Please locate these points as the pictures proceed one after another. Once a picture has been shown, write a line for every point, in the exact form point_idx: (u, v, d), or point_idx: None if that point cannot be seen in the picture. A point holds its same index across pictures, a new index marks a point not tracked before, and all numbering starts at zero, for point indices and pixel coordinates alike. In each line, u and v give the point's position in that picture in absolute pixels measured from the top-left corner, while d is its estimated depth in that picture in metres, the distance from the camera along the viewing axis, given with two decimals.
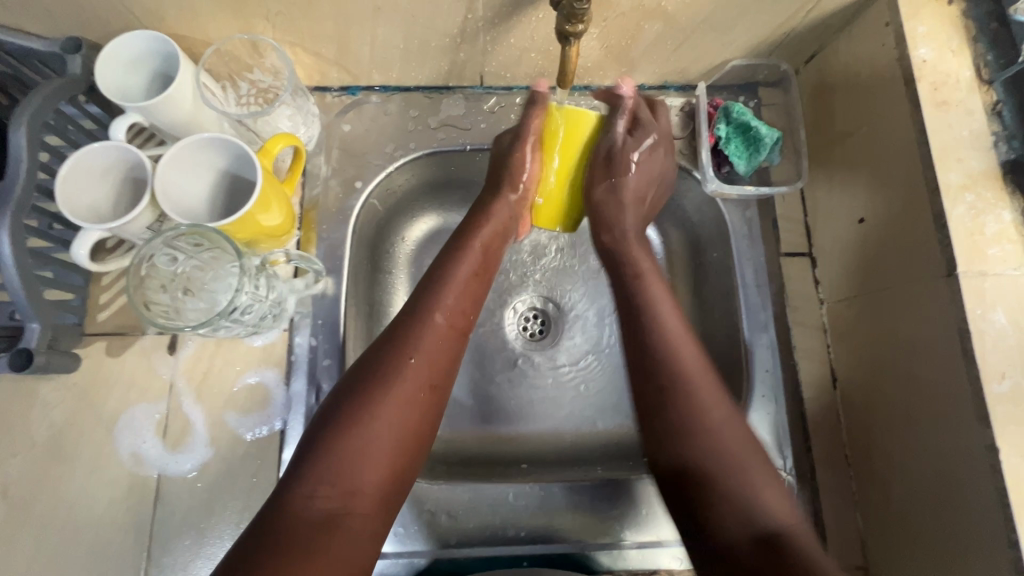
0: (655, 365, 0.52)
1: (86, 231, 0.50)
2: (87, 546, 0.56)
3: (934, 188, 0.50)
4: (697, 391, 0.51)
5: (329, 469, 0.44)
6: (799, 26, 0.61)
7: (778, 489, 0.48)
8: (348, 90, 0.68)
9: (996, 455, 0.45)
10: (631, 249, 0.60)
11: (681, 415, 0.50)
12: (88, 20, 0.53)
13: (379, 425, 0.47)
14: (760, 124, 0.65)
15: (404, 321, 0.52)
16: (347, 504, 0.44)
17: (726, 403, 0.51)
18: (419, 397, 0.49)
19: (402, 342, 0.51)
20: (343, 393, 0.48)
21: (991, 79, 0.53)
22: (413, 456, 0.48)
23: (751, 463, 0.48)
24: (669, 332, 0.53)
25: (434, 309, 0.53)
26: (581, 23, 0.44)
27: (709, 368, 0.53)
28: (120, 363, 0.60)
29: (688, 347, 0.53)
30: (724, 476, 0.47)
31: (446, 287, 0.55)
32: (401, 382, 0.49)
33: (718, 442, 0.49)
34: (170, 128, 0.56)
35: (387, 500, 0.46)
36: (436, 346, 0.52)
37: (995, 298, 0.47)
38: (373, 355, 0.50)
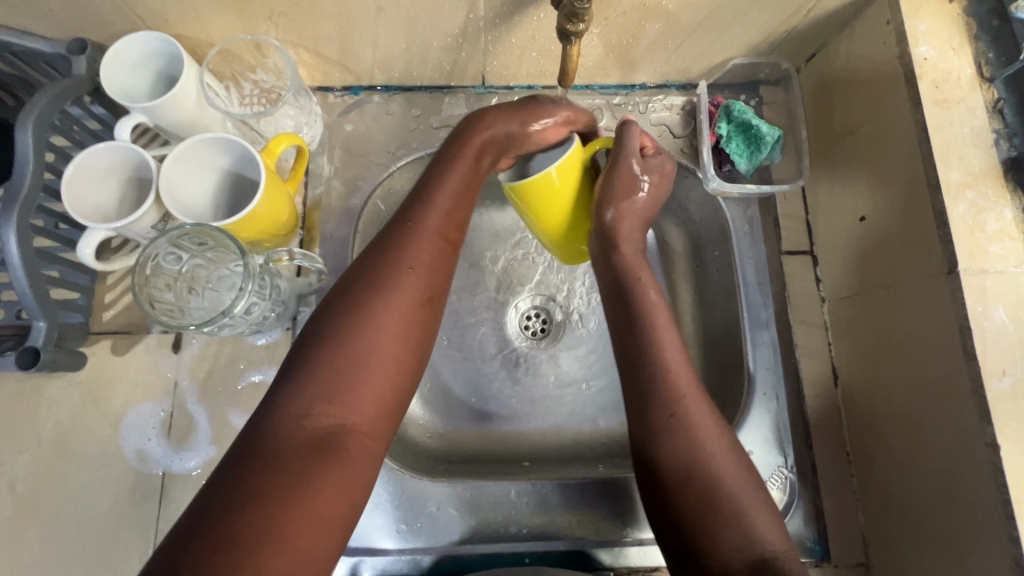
0: (652, 386, 0.51)
1: (92, 230, 0.51)
2: (92, 542, 0.56)
3: (935, 185, 0.50)
4: (693, 419, 0.50)
5: (324, 383, 0.41)
6: (800, 24, 0.61)
7: (771, 518, 0.47)
8: (350, 90, 0.69)
9: (998, 453, 0.45)
10: (632, 268, 0.56)
11: (677, 440, 0.49)
12: (93, 22, 0.54)
13: (373, 334, 0.44)
14: (760, 122, 0.65)
15: (395, 227, 0.50)
16: (344, 417, 0.41)
17: (721, 430, 0.50)
18: (415, 308, 0.47)
19: (390, 252, 0.48)
20: (330, 310, 0.45)
21: (992, 76, 0.53)
22: (410, 371, 0.46)
23: (743, 488, 0.47)
24: (667, 361, 0.52)
25: (427, 216, 0.50)
26: (582, 22, 0.45)
27: (703, 395, 0.52)
28: (126, 361, 0.60)
29: (686, 378, 0.52)
30: (719, 510, 0.46)
31: (439, 194, 0.51)
32: (392, 292, 0.46)
33: (713, 471, 0.48)
34: (175, 129, 0.57)
35: (385, 418, 0.44)
36: (431, 256, 0.49)
37: (995, 296, 0.47)
38: (364, 267, 0.47)
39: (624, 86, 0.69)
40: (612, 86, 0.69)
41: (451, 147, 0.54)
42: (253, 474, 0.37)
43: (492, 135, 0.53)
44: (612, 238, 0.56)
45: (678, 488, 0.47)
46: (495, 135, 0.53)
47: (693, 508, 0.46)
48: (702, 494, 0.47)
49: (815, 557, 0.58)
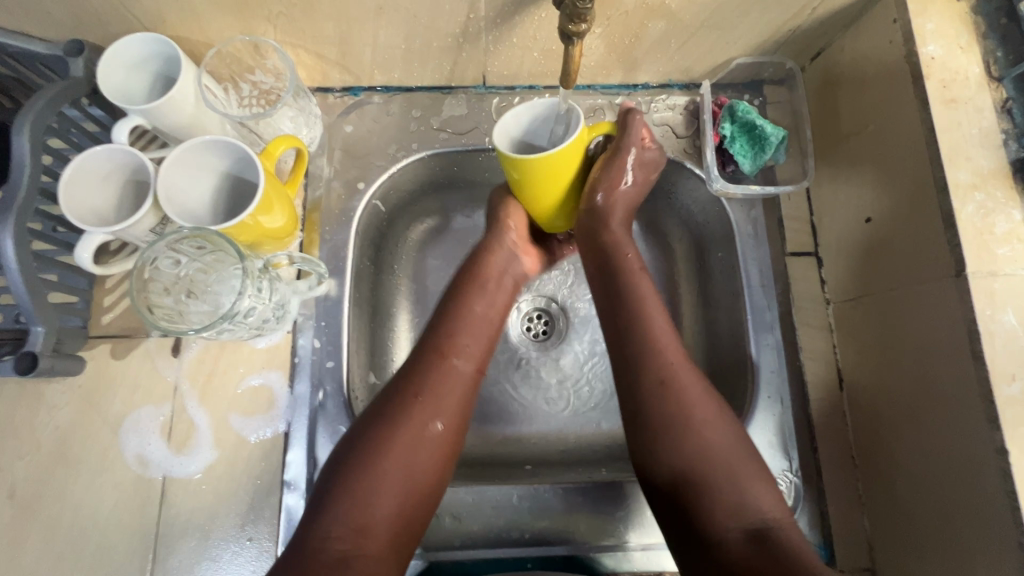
0: (640, 352, 0.53)
1: (90, 234, 0.50)
2: (93, 548, 0.56)
3: (942, 187, 0.49)
4: (682, 387, 0.52)
5: (343, 509, 0.46)
6: (805, 23, 0.60)
7: (765, 484, 0.49)
8: (349, 91, 0.68)
9: (1007, 459, 0.44)
10: (617, 239, 0.59)
11: (669, 406, 0.51)
12: (90, 23, 0.53)
13: (392, 462, 0.48)
14: (765, 123, 0.64)
15: (423, 363, 0.54)
16: (359, 544, 0.46)
17: (711, 397, 0.52)
18: (433, 437, 0.51)
19: (415, 382, 0.52)
20: (360, 434, 0.50)
21: (1001, 76, 0.52)
22: (427, 498, 0.50)
23: (732, 457, 0.49)
24: (654, 329, 0.54)
25: (447, 352, 0.55)
26: (584, 23, 0.44)
27: (688, 362, 0.54)
28: (125, 365, 0.60)
29: (671, 346, 0.54)
30: (711, 474, 0.49)
31: (460, 331, 0.57)
32: (414, 424, 0.50)
33: (705, 435, 0.50)
34: (173, 131, 0.56)
35: (399, 535, 0.48)
36: (452, 387, 0.53)
37: (1005, 299, 0.46)
38: (392, 396, 0.52)
39: (626, 86, 0.69)
40: (614, 86, 0.69)
41: (471, 283, 0.60)
42: None
43: (500, 265, 0.62)
44: (603, 218, 0.59)
45: (670, 451, 0.50)
46: (502, 265, 0.62)
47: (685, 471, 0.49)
48: (695, 457, 0.49)
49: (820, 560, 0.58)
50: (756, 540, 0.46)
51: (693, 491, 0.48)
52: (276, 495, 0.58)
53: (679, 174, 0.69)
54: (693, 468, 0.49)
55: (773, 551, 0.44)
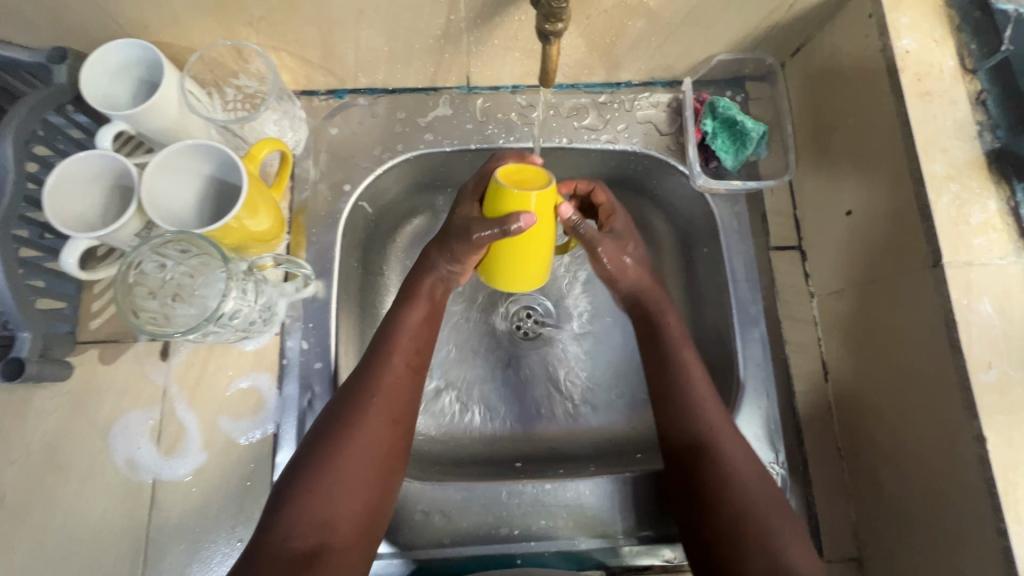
0: (683, 416, 0.54)
1: (76, 239, 0.50)
2: (83, 551, 0.56)
3: (918, 179, 0.50)
4: (730, 467, 0.52)
5: (304, 509, 0.46)
6: (783, 19, 0.61)
7: (803, 544, 0.49)
8: (334, 93, 0.69)
9: (984, 446, 0.45)
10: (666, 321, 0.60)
11: (709, 466, 0.52)
12: (73, 30, 0.53)
13: (351, 459, 0.49)
14: (745, 119, 0.65)
15: (367, 364, 0.54)
16: (326, 538, 0.46)
17: (755, 462, 0.53)
18: (386, 430, 0.51)
19: (365, 381, 0.52)
20: (317, 437, 0.50)
21: (975, 68, 0.52)
22: (388, 488, 0.51)
23: (782, 525, 0.49)
24: (696, 392, 0.55)
25: (394, 351, 0.54)
26: (560, 22, 0.44)
27: (738, 435, 0.54)
28: (114, 369, 0.60)
29: (718, 414, 0.54)
30: (749, 531, 0.48)
31: (403, 329, 0.56)
32: (365, 423, 0.50)
33: (744, 501, 0.50)
34: (158, 136, 0.56)
35: (364, 529, 0.49)
36: (400, 384, 0.53)
37: (980, 288, 0.47)
38: (344, 398, 0.52)
39: (608, 85, 0.69)
40: (597, 85, 0.69)
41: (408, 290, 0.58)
42: None
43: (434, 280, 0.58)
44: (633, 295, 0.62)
45: (716, 507, 0.50)
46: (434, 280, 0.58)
47: (729, 529, 0.49)
48: (736, 516, 0.49)
49: None
50: None
51: (731, 544, 0.48)
52: (266, 496, 0.59)
53: (663, 171, 0.70)
54: (734, 524, 0.49)
55: None
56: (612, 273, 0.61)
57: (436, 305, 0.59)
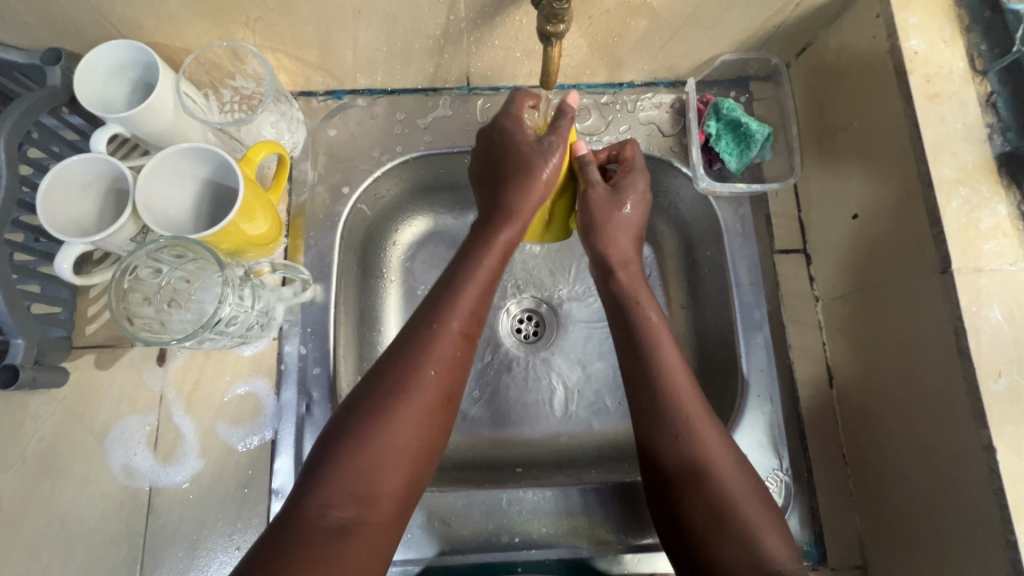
0: (659, 406, 0.53)
1: (69, 244, 0.50)
2: (79, 559, 0.55)
3: (927, 182, 0.49)
4: (702, 447, 0.51)
5: (347, 478, 0.45)
6: (788, 19, 0.59)
7: (778, 530, 0.48)
8: (332, 94, 0.68)
9: (994, 455, 0.44)
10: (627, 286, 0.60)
11: (687, 455, 0.50)
12: (66, 31, 0.53)
13: (397, 431, 0.47)
14: (750, 120, 0.64)
15: (424, 329, 0.51)
16: (364, 511, 0.45)
17: (731, 449, 0.51)
18: (435, 403, 0.49)
19: (420, 349, 0.50)
20: (362, 403, 0.48)
21: (985, 69, 0.51)
22: (428, 463, 0.49)
23: (751, 509, 0.49)
24: (671, 379, 0.54)
25: (454, 315, 0.52)
26: (562, 23, 0.43)
27: (709, 411, 0.53)
28: (110, 375, 0.59)
29: (694, 401, 0.53)
30: (727, 523, 0.48)
31: (464, 293, 0.53)
32: (416, 394, 0.49)
33: (717, 485, 0.49)
34: (153, 139, 0.56)
35: (402, 503, 0.47)
36: (453, 356, 0.51)
37: (990, 294, 0.46)
38: (394, 362, 0.50)
39: (611, 85, 0.68)
40: (599, 86, 0.68)
41: (476, 246, 0.57)
42: (285, 554, 0.42)
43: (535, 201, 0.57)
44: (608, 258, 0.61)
45: (689, 495, 0.49)
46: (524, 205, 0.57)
47: (704, 521, 0.48)
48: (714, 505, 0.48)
49: (811, 560, 0.58)
50: None
51: (705, 533, 0.48)
52: (264, 503, 0.58)
53: (666, 173, 0.69)
54: (710, 513, 0.48)
55: None
56: (596, 224, 0.60)
57: (503, 258, 0.57)
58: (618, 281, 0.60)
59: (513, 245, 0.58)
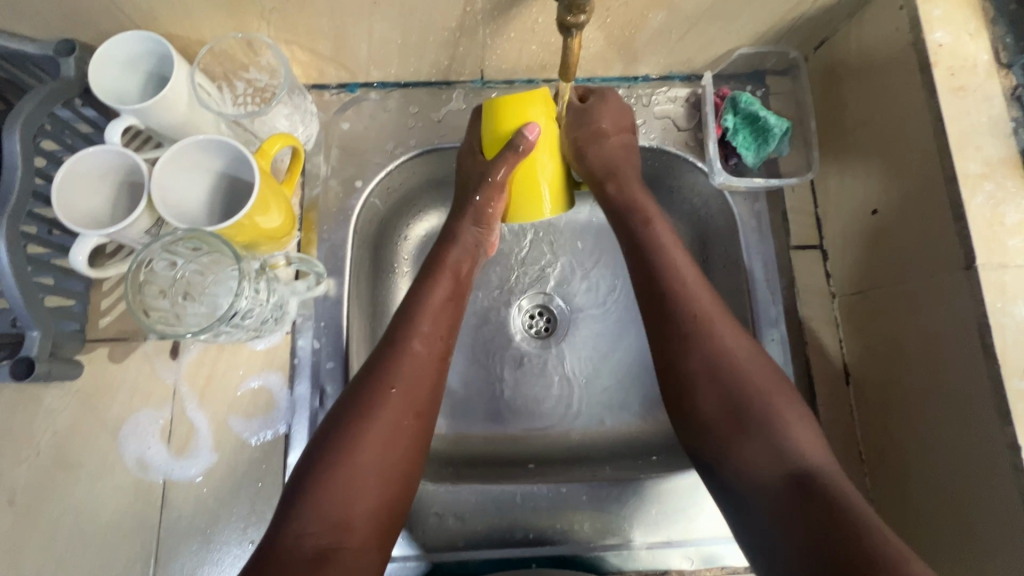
0: (671, 303, 0.54)
1: (85, 236, 0.49)
2: (93, 552, 0.55)
3: (951, 177, 0.48)
4: (717, 335, 0.52)
5: (317, 506, 0.45)
6: (808, 11, 0.59)
7: (800, 414, 0.49)
8: (346, 87, 0.67)
9: (1019, 454, 0.43)
10: (633, 198, 0.60)
11: (703, 355, 0.51)
12: (82, 22, 0.52)
13: (365, 455, 0.47)
14: (768, 114, 0.63)
15: (385, 351, 0.52)
16: (340, 538, 0.44)
17: (746, 341, 0.52)
18: (405, 423, 0.49)
19: (382, 372, 0.51)
20: (328, 429, 0.48)
21: (1010, 62, 0.51)
22: (406, 484, 0.49)
23: (777, 396, 0.50)
24: (683, 277, 0.55)
25: (413, 336, 0.53)
26: (583, 14, 0.43)
27: (723, 307, 0.54)
28: (124, 368, 0.59)
29: (705, 296, 0.54)
30: (745, 415, 0.49)
31: (420, 317, 0.54)
32: (382, 417, 0.49)
33: (732, 373, 0.50)
34: (168, 131, 0.55)
35: (381, 528, 0.47)
36: (418, 376, 0.51)
37: (1015, 291, 0.46)
38: (359, 386, 0.50)
39: (626, 79, 0.68)
40: (614, 79, 0.67)
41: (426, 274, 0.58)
42: None
43: (471, 237, 0.60)
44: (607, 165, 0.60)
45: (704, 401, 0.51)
46: (469, 235, 0.60)
47: (721, 417, 0.50)
48: (731, 399, 0.50)
49: None
50: (796, 478, 0.45)
51: (724, 427, 0.49)
52: (277, 497, 0.58)
53: (681, 168, 0.68)
54: (725, 408, 0.50)
55: (811, 488, 0.44)
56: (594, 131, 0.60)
57: (457, 281, 0.59)
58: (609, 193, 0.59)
59: (464, 272, 0.59)
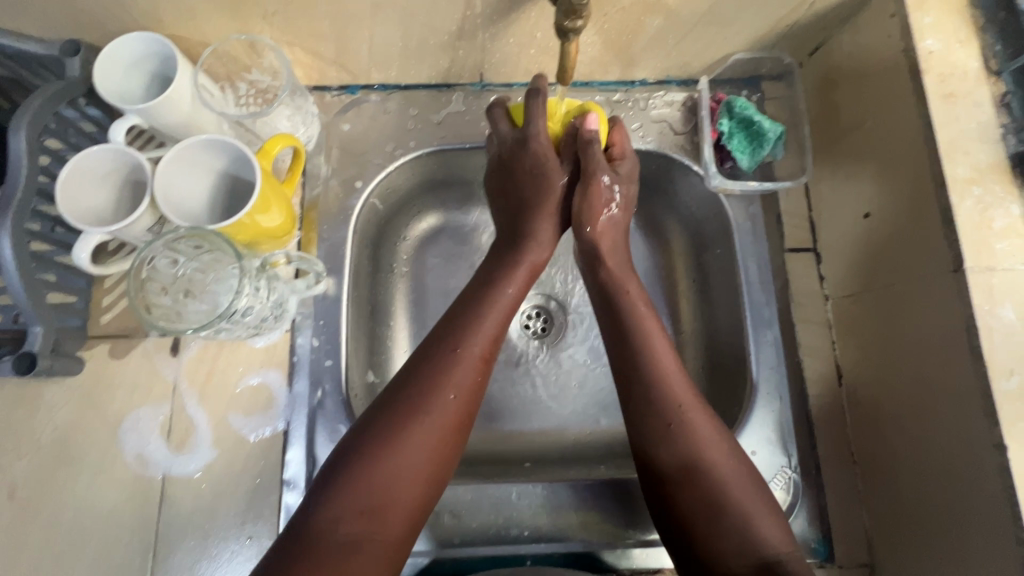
0: (648, 392, 0.53)
1: (88, 233, 0.50)
2: (92, 546, 0.56)
3: (941, 182, 0.49)
4: (695, 431, 0.50)
5: (359, 494, 0.45)
6: (803, 18, 0.60)
7: (769, 515, 0.48)
8: (346, 89, 0.68)
9: (1005, 454, 0.44)
10: (616, 274, 0.60)
11: (681, 450, 0.50)
12: (88, 23, 0.53)
13: (412, 448, 0.47)
14: (763, 119, 0.64)
15: (442, 349, 0.52)
16: (376, 529, 0.45)
17: (722, 437, 0.51)
18: (453, 423, 0.50)
19: (438, 366, 0.51)
20: (373, 417, 0.49)
21: (999, 70, 0.52)
22: (438, 484, 0.49)
23: (747, 496, 0.48)
24: (659, 367, 0.53)
25: (472, 339, 0.53)
26: (580, 19, 0.44)
27: (701, 399, 0.53)
28: (124, 365, 0.60)
29: (681, 386, 0.53)
30: (720, 512, 0.47)
31: (481, 321, 0.54)
32: (431, 412, 0.49)
33: (711, 472, 0.49)
34: (171, 130, 0.56)
35: (412, 525, 0.47)
36: (469, 378, 0.52)
37: (1002, 294, 0.46)
38: (412, 379, 0.51)
39: (623, 83, 0.68)
40: (612, 83, 0.68)
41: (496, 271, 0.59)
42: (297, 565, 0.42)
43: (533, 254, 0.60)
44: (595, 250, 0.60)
45: (681, 492, 0.49)
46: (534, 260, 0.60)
47: (699, 512, 0.48)
48: (705, 503, 0.48)
49: (819, 557, 0.58)
50: None
51: (702, 530, 0.47)
52: (276, 493, 0.58)
53: (678, 171, 0.69)
54: (703, 505, 0.48)
55: None
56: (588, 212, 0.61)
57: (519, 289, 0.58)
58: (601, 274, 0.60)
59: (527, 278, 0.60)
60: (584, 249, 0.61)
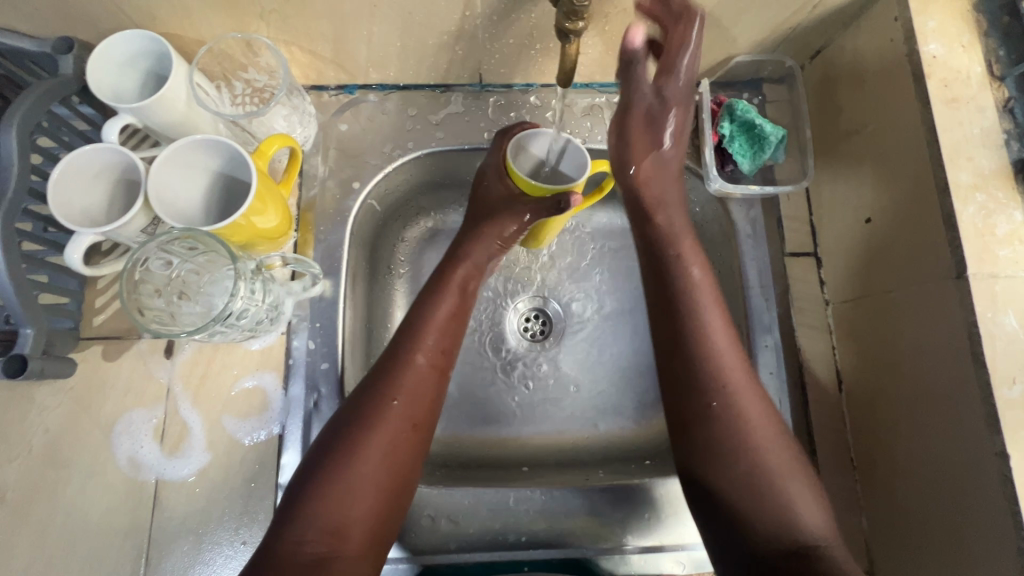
0: (696, 364, 0.51)
1: (80, 234, 0.49)
2: (84, 551, 0.55)
3: (944, 187, 0.49)
4: (743, 409, 0.50)
5: (317, 512, 0.45)
6: (805, 21, 0.59)
7: (812, 496, 0.48)
8: (344, 89, 0.67)
9: (1007, 463, 0.44)
10: (671, 225, 0.57)
11: (727, 428, 0.49)
12: (81, 20, 0.52)
13: (365, 465, 0.47)
14: (764, 122, 0.64)
15: (386, 362, 0.52)
16: (338, 545, 0.45)
17: (773, 420, 0.51)
18: (404, 435, 0.50)
19: (385, 380, 0.51)
20: (330, 437, 0.49)
21: (1003, 75, 0.51)
22: (400, 495, 0.49)
23: (790, 475, 0.48)
24: (708, 341, 0.52)
25: (417, 350, 0.53)
26: (581, 20, 0.43)
27: (751, 372, 0.52)
28: (117, 367, 0.59)
29: (733, 360, 0.52)
30: (761, 493, 0.48)
31: (426, 331, 0.54)
32: (382, 426, 0.49)
33: (755, 453, 0.49)
34: (165, 129, 0.55)
35: (376, 539, 0.47)
36: (418, 389, 0.51)
37: (1006, 301, 0.46)
38: (360, 394, 0.50)
39: None
40: (612, 84, 0.68)
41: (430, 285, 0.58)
42: None
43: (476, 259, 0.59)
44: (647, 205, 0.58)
45: (725, 469, 0.49)
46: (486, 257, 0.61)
47: (740, 493, 0.48)
48: (747, 482, 0.48)
49: None
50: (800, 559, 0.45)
51: (743, 509, 0.47)
52: (270, 497, 0.58)
53: None
54: (746, 485, 0.48)
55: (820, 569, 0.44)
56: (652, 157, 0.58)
57: (461, 295, 0.58)
58: (657, 224, 0.57)
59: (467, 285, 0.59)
60: (634, 201, 0.59)
